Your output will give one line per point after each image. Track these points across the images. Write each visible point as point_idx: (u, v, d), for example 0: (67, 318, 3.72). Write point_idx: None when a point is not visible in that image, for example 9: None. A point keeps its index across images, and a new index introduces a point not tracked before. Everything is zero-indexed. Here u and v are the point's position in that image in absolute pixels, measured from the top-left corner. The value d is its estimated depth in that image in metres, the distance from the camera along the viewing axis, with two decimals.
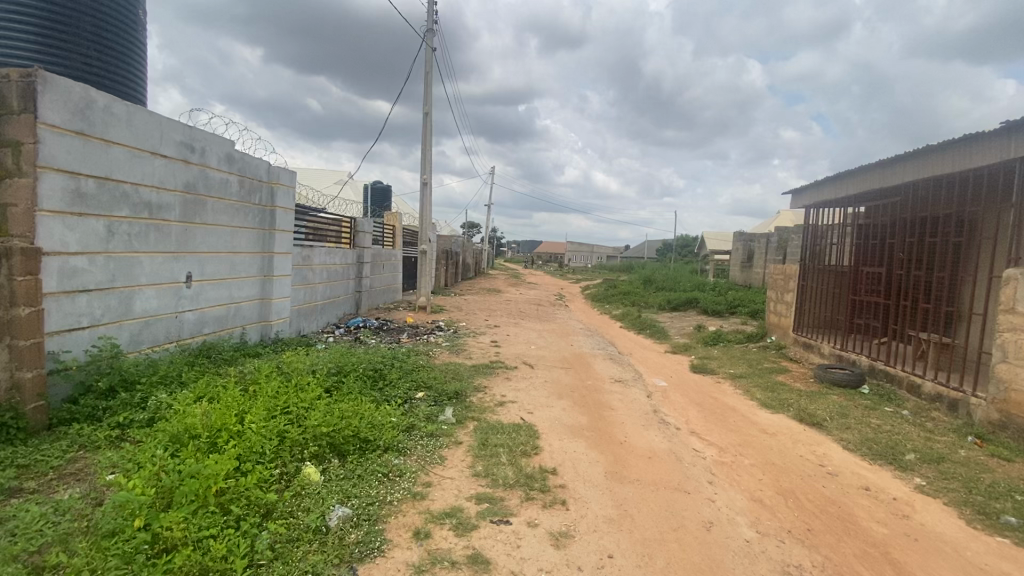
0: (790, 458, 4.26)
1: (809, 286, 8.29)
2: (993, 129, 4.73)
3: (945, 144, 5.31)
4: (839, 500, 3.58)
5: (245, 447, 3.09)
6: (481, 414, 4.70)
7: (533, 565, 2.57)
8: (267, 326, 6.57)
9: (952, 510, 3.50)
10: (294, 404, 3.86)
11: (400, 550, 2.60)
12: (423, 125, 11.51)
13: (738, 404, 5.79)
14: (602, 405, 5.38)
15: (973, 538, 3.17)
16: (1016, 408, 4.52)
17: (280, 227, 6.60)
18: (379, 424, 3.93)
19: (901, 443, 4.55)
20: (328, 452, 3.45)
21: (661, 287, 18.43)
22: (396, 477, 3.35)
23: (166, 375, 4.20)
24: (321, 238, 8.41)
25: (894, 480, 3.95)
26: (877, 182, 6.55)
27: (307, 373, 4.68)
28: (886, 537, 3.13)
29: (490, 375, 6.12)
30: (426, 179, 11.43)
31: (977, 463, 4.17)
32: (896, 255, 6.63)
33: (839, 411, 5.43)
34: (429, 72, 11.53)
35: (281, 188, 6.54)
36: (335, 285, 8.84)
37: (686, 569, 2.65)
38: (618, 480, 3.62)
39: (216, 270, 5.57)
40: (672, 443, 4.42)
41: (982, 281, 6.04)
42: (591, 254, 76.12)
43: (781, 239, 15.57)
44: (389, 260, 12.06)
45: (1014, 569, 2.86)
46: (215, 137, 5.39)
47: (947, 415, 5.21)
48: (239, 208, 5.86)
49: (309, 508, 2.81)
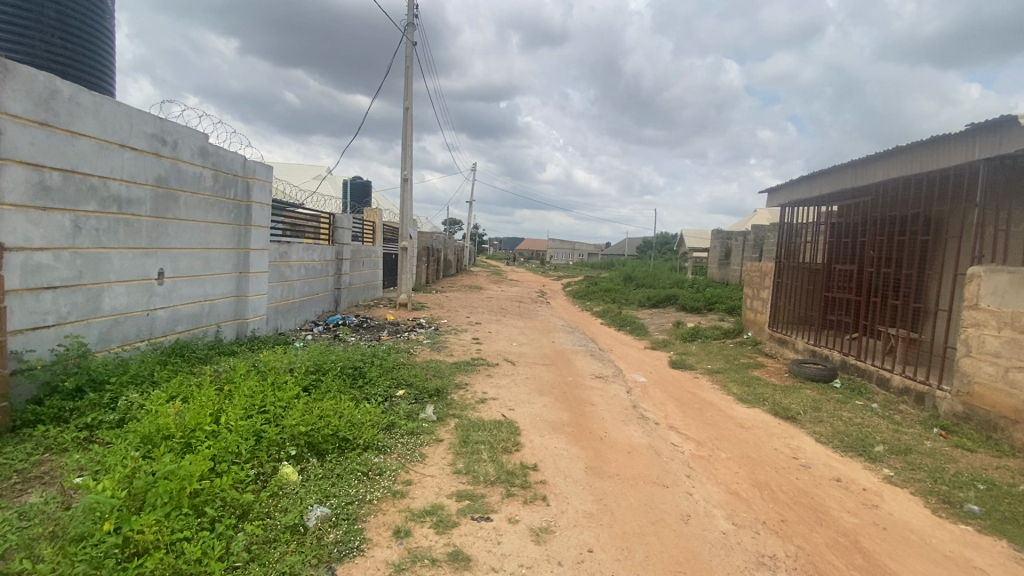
0: (764, 451, 4.36)
1: (784, 284, 8.47)
2: (958, 132, 4.89)
3: (913, 144, 5.47)
4: (812, 491, 3.67)
5: (220, 447, 3.03)
6: (462, 412, 4.69)
7: (514, 562, 2.58)
8: (242, 324, 6.43)
9: (918, 500, 3.63)
10: (271, 403, 3.79)
11: (380, 549, 2.58)
12: (404, 120, 11.39)
13: (716, 399, 5.89)
14: (583, 400, 5.42)
15: (938, 526, 3.29)
16: (979, 401, 4.70)
17: (257, 222, 6.46)
18: (359, 422, 3.88)
19: (871, 435, 4.70)
20: (306, 451, 3.40)
21: (641, 284, 18.66)
22: (376, 476, 3.31)
23: (137, 375, 4.08)
24: (299, 234, 8.27)
25: (864, 472, 4.07)
26: (848, 182, 6.72)
27: (285, 372, 4.59)
28: (855, 526, 3.23)
29: (471, 372, 6.12)
30: (406, 175, 11.33)
31: (941, 453, 4.33)
32: (867, 253, 6.81)
33: (812, 405, 5.58)
34: (409, 67, 11.41)
35: (257, 183, 6.41)
36: (313, 282, 8.71)
37: (664, 562, 2.69)
38: (598, 475, 3.66)
39: (190, 267, 5.43)
40: (651, 438, 4.48)
41: (947, 279, 6.25)
42: (573, 251, 76.50)
43: (758, 237, 15.88)
44: (370, 257, 11.94)
45: (976, 555, 2.98)
46: (188, 129, 5.25)
47: (914, 408, 5.38)
48: (214, 202, 5.72)
49: (286, 508, 2.77)
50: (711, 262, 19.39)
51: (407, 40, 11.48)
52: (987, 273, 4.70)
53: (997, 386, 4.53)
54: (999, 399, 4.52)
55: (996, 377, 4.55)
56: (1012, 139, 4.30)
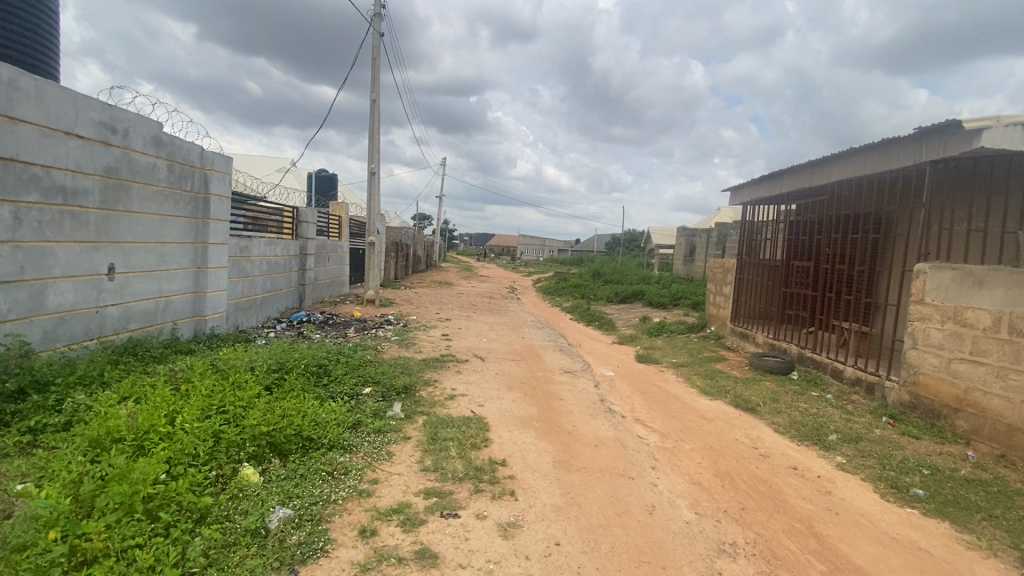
0: (726, 442, 4.50)
1: (745, 280, 8.74)
2: (907, 135, 5.12)
3: (867, 146, 5.71)
4: (770, 480, 3.81)
5: (176, 449, 2.91)
6: (430, 409, 4.65)
7: (481, 557, 2.57)
8: (201, 321, 6.17)
9: (868, 485, 3.82)
10: (230, 403, 3.66)
11: (345, 549, 2.53)
12: (371, 112, 11.16)
13: (680, 392, 6.04)
14: (552, 395, 5.46)
15: (886, 510, 3.46)
16: (924, 390, 4.96)
17: (215, 216, 6.21)
18: (324, 421, 3.80)
19: (825, 425, 4.91)
20: (268, 452, 3.31)
21: (609, 280, 18.97)
22: (341, 476, 3.25)
23: (85, 375, 3.88)
24: (261, 228, 8.01)
25: (819, 460, 4.24)
26: (807, 182, 6.96)
27: (245, 370, 4.46)
28: (810, 512, 3.37)
29: (440, 368, 6.07)
30: (373, 169, 11.12)
31: (890, 441, 4.56)
32: (823, 250, 7.08)
33: (771, 396, 5.78)
34: (376, 57, 11.18)
35: (215, 174, 6.15)
36: (276, 277, 8.46)
37: (630, 552, 2.74)
38: (565, 468, 3.69)
39: (143, 262, 5.18)
40: (618, 430, 4.56)
41: (897, 275, 6.56)
42: (542, 246, 76.86)
43: (721, 235, 16.36)
44: (336, 252, 11.68)
45: (920, 537, 3.15)
46: (140, 117, 4.99)
47: (865, 398, 5.65)
48: (168, 194, 5.47)
49: (247, 510, 2.69)
50: (677, 259, 19.85)
51: (375, 31, 11.25)
52: (932, 269, 4.94)
53: (941, 376, 4.80)
54: (943, 388, 4.78)
55: (939, 368, 4.82)
56: (955, 143, 4.52)
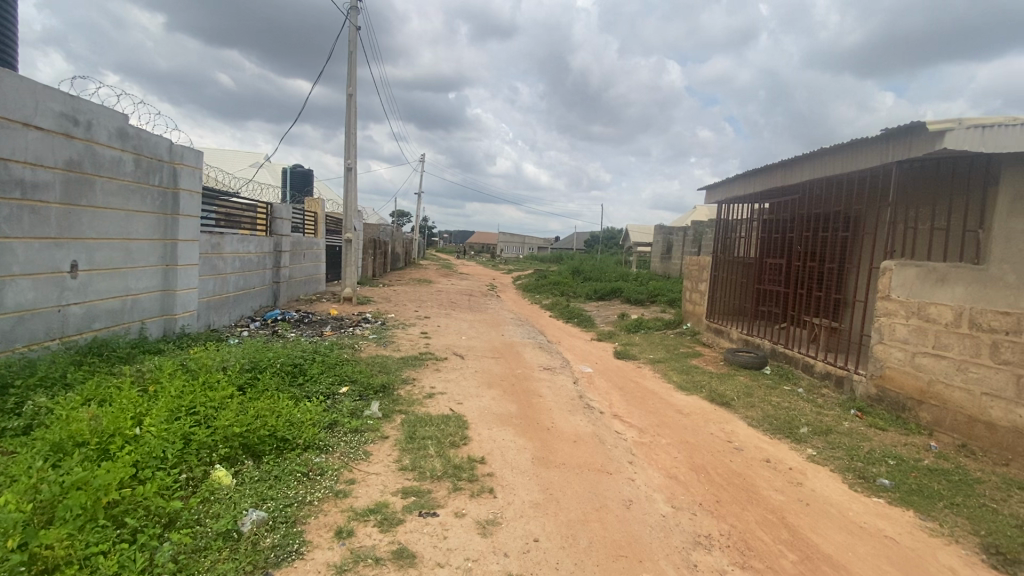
0: (701, 436, 4.58)
1: (719, 277, 8.90)
2: (875, 136, 5.27)
3: (836, 147, 5.86)
4: (744, 473, 3.89)
5: (143, 453, 2.82)
6: (408, 407, 4.61)
7: (459, 556, 2.56)
8: (170, 320, 5.99)
9: (837, 476, 3.93)
10: (201, 403, 3.57)
11: (321, 551, 2.49)
12: (347, 107, 10.99)
13: (657, 388, 6.12)
14: (531, 392, 5.47)
15: (854, 499, 3.57)
16: (890, 383, 5.13)
17: (185, 212, 6.02)
18: (298, 421, 3.73)
19: (797, 418, 5.04)
20: (241, 453, 3.23)
21: (588, 277, 19.15)
22: (317, 476, 3.20)
23: (46, 377, 3.74)
24: (233, 225, 7.82)
25: (790, 452, 4.35)
26: (779, 181, 7.11)
27: (217, 370, 4.35)
28: (782, 503, 3.45)
29: (418, 366, 6.02)
30: (350, 164, 10.94)
31: (858, 433, 4.71)
32: (795, 248, 7.24)
33: (745, 391, 5.91)
34: (353, 51, 11.00)
35: (185, 169, 5.96)
36: (249, 275, 8.26)
37: (607, 547, 2.76)
38: (544, 465, 3.70)
39: (109, 259, 5.00)
40: (596, 426, 4.60)
41: (865, 272, 6.76)
42: (521, 243, 77.03)
43: (696, 233, 16.65)
44: (312, 249, 11.48)
45: (886, 525, 3.25)
46: (103, 108, 4.81)
47: (835, 391, 5.82)
48: (135, 189, 5.29)
49: (218, 513, 2.62)
50: (654, 257, 20.13)
51: (351, 25, 11.06)
52: (898, 266, 5.10)
53: (905, 369, 4.97)
54: (907, 381, 4.95)
55: (904, 362, 4.99)
56: (920, 144, 4.66)
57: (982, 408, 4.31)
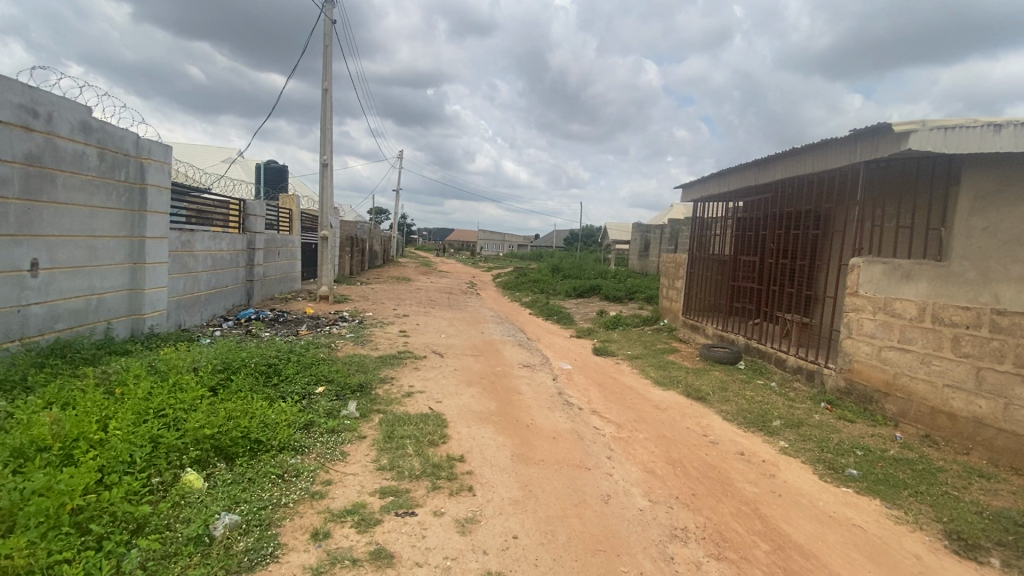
0: (678, 430, 4.65)
1: (695, 274, 9.04)
2: (843, 137, 5.42)
3: (808, 147, 6.01)
4: (719, 466, 3.97)
5: (110, 457, 2.73)
6: (387, 406, 4.56)
7: (438, 554, 2.55)
8: (139, 320, 5.79)
9: (808, 467, 4.04)
10: (170, 405, 3.47)
11: (297, 554, 2.45)
12: (322, 102, 10.80)
13: (635, 383, 6.19)
14: (510, 390, 5.48)
15: (824, 489, 3.68)
16: (858, 377, 5.29)
17: (153, 208, 5.82)
18: (273, 423, 3.65)
19: (770, 411, 5.16)
20: (213, 456, 3.15)
21: (567, 274, 19.28)
22: (293, 478, 3.14)
23: (4, 381, 3.58)
24: (204, 222, 7.62)
25: (763, 445, 4.46)
26: (753, 180, 7.26)
27: (187, 371, 4.23)
28: (756, 495, 3.53)
29: (397, 365, 5.97)
30: (326, 160, 10.76)
31: (828, 425, 4.84)
32: (768, 246, 7.40)
33: (720, 385, 6.03)
34: (328, 45, 10.81)
35: (152, 164, 5.77)
36: (222, 274, 8.06)
37: (585, 541, 2.78)
38: (524, 462, 3.71)
39: (72, 257, 4.81)
40: (575, 422, 4.63)
41: (835, 269, 6.94)
42: (501, 241, 77.03)
43: (673, 231, 16.91)
44: (287, 246, 11.25)
45: (854, 514, 3.36)
46: (65, 100, 4.62)
47: (806, 385, 5.99)
48: (99, 184, 5.10)
49: (189, 518, 2.55)
50: (632, 254, 20.35)
51: (326, 18, 10.87)
52: (865, 263, 5.25)
53: (872, 363, 5.13)
54: (874, 374, 5.12)
55: (871, 355, 5.15)
56: (886, 145, 4.81)
57: (944, 400, 4.48)
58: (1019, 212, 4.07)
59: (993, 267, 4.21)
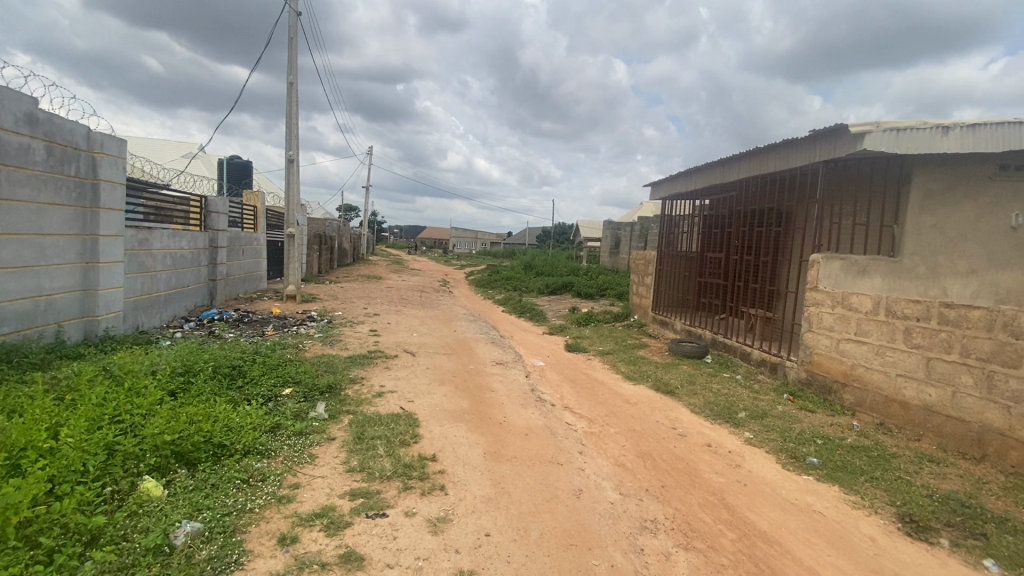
0: (648, 424, 4.74)
1: (664, 270, 9.21)
2: (804, 137, 5.61)
3: (771, 147, 6.21)
4: (687, 457, 4.06)
5: (60, 466, 2.59)
6: (357, 407, 4.49)
7: (409, 555, 2.52)
8: (92, 322, 5.51)
9: (771, 457, 4.18)
10: (126, 411, 3.32)
11: (263, 560, 2.39)
12: (288, 96, 10.51)
13: (606, 378, 6.27)
14: (483, 387, 5.47)
15: (787, 478, 3.81)
16: (818, 368, 5.50)
17: (107, 205, 5.54)
18: (237, 426, 3.54)
19: (735, 403, 5.31)
20: (173, 462, 3.03)
21: (539, 271, 19.37)
22: (258, 483, 3.05)
23: None
24: (162, 219, 7.32)
25: (730, 436, 4.58)
26: (720, 179, 7.45)
27: (145, 375, 4.06)
28: (722, 485, 3.63)
29: (368, 365, 5.88)
30: (292, 156, 10.49)
31: (790, 415, 5.02)
32: (734, 243, 7.59)
33: (688, 378, 6.18)
34: (293, 37, 10.53)
35: (106, 158, 5.49)
36: (182, 273, 7.77)
37: (558, 537, 2.80)
38: (496, 459, 3.71)
39: (17, 256, 4.56)
40: (548, 418, 4.66)
41: (796, 265, 7.18)
42: (473, 238, 76.73)
43: (643, 228, 17.18)
44: (251, 245, 10.92)
45: (815, 501, 3.49)
46: (9, 91, 4.38)
47: (769, 377, 6.19)
48: (47, 180, 4.85)
49: (147, 527, 2.45)
50: (604, 250, 20.66)
51: (291, 10, 10.58)
52: (825, 259, 5.45)
53: (831, 354, 5.34)
54: (833, 365, 5.32)
55: (830, 348, 5.36)
56: (843, 145, 5.01)
57: (897, 389, 4.69)
58: (964, 211, 4.31)
59: (941, 261, 4.44)
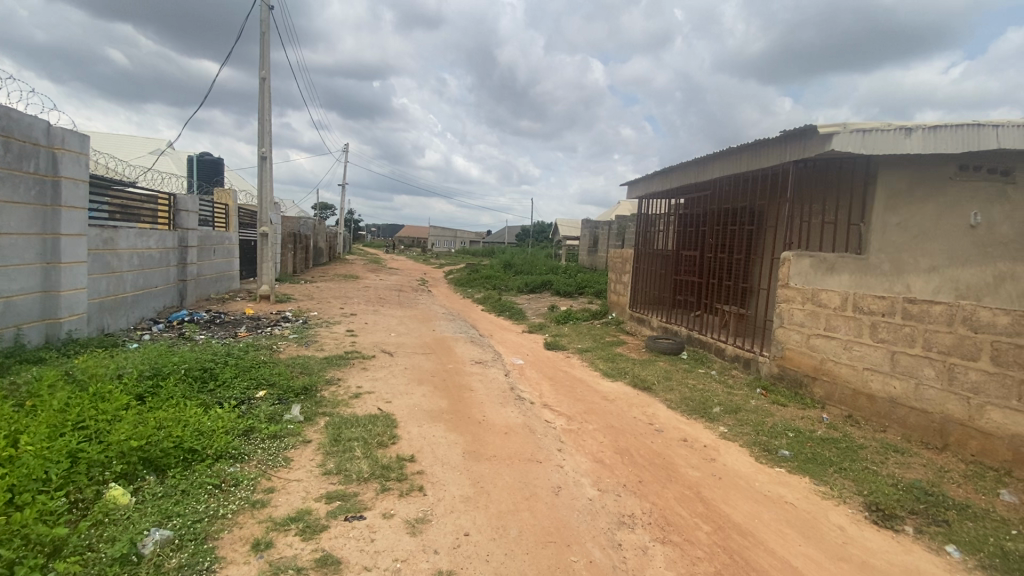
0: (625, 420, 4.79)
1: (641, 268, 9.33)
2: (775, 138, 5.74)
3: (744, 147, 6.33)
4: (664, 453, 4.12)
5: (20, 475, 2.48)
6: (333, 409, 4.42)
7: (387, 557, 2.50)
8: (54, 325, 5.30)
9: (745, 450, 4.27)
10: (91, 417, 3.21)
11: (235, 567, 2.33)
12: (260, 91, 10.28)
13: (585, 376, 6.33)
14: (462, 386, 5.45)
15: (760, 470, 3.90)
16: (790, 363, 5.64)
17: (69, 203, 5.34)
18: (208, 431, 3.44)
19: (710, 398, 5.41)
20: (141, 469, 2.94)
21: (518, 271, 19.38)
22: (231, 488, 2.98)
23: None
24: (127, 218, 7.07)
25: (705, 431, 4.67)
26: (695, 178, 7.57)
27: (111, 380, 3.92)
28: (698, 479, 3.70)
29: (345, 366, 5.80)
30: (264, 153, 10.26)
31: (763, 409, 5.14)
32: (708, 241, 7.73)
33: (664, 375, 6.27)
34: (264, 31, 10.29)
35: (67, 153, 5.28)
36: (150, 273, 7.52)
37: (537, 534, 2.82)
38: (475, 458, 3.71)
39: None
40: (526, 417, 4.67)
41: (767, 262, 7.36)
42: (452, 237, 76.36)
43: (621, 227, 17.31)
44: (223, 244, 10.65)
45: (787, 492, 3.58)
46: None
47: (743, 372, 6.32)
48: (4, 177, 4.65)
49: (114, 536, 2.38)
50: (582, 249, 20.73)
51: (263, 4, 10.33)
52: (795, 256, 5.51)
53: (802, 350, 5.48)
54: (804, 360, 5.47)
55: (801, 343, 5.50)
56: (812, 145, 5.13)
57: (864, 382, 4.85)
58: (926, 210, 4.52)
59: None
